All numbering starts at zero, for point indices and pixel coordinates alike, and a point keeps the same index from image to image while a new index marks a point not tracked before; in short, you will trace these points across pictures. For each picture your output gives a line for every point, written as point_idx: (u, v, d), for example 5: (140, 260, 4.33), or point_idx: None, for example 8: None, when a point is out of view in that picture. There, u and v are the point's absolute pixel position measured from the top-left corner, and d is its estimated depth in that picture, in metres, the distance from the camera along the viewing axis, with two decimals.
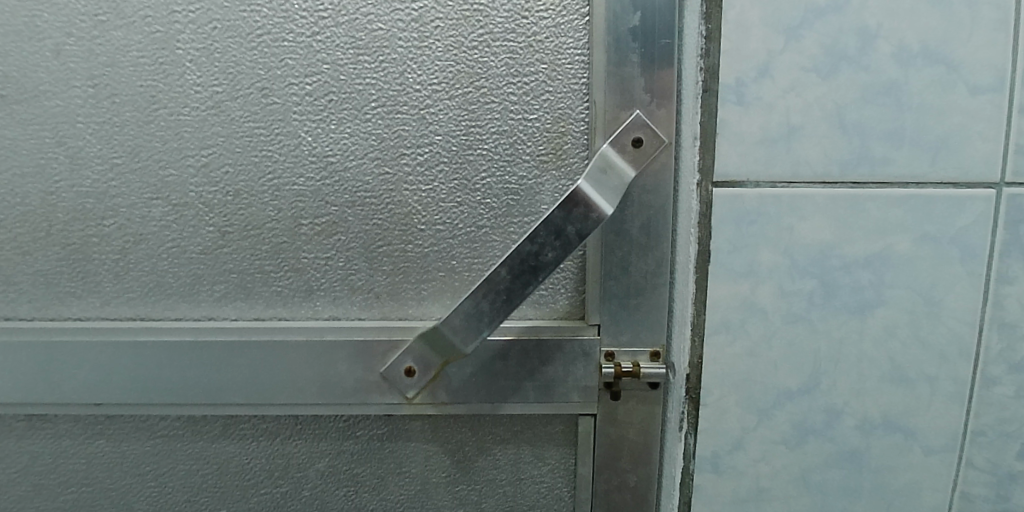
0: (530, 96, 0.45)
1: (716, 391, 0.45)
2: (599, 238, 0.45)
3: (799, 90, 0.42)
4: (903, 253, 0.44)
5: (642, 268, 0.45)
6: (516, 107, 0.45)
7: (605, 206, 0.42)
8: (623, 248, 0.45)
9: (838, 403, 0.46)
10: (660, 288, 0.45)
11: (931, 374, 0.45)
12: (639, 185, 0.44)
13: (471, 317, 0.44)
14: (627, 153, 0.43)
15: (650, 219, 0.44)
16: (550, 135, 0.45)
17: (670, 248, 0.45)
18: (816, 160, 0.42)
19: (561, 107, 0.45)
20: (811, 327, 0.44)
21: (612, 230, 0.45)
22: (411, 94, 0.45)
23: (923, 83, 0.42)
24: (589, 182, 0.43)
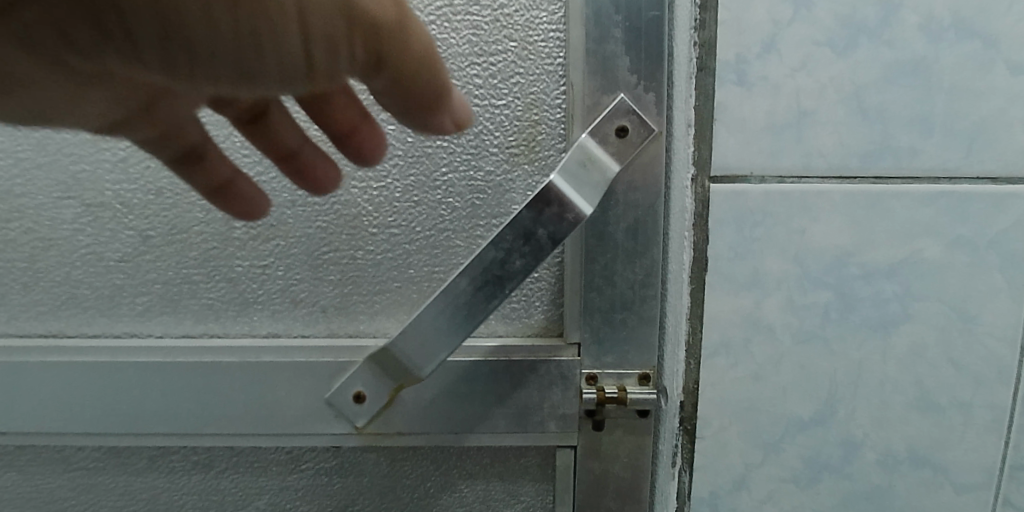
0: (497, 79, 0.39)
1: (715, 423, 0.39)
2: (579, 243, 0.39)
3: (810, 69, 0.35)
4: (933, 259, 0.37)
5: (629, 277, 0.39)
6: (482, 92, 0.39)
7: (583, 205, 0.36)
8: (605, 253, 0.38)
9: (856, 434, 0.39)
10: (650, 301, 0.39)
11: (963, 400, 0.39)
12: (624, 182, 0.38)
13: (429, 336, 0.37)
14: (610, 144, 0.37)
15: (637, 222, 0.38)
16: (520, 123, 0.39)
17: (662, 255, 0.38)
18: (831, 152, 0.36)
19: (534, 91, 0.39)
20: (826, 347, 0.38)
21: (593, 234, 0.38)
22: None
23: (956, 61, 0.36)
24: (564, 177, 0.36)
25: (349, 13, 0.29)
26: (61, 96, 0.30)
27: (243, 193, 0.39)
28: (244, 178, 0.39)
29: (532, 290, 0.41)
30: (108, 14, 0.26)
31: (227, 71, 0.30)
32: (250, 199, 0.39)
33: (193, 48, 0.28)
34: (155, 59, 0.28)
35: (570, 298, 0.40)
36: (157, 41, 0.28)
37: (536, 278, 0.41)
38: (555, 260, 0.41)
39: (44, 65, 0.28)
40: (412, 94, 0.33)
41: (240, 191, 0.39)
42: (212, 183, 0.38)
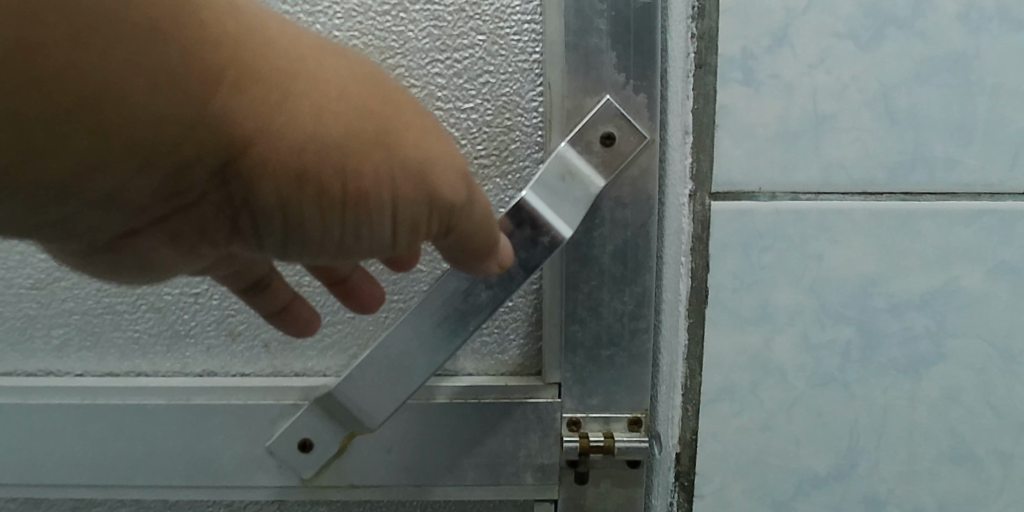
0: (461, 79, 0.34)
1: (717, 478, 0.33)
2: (559, 268, 0.33)
3: (830, 65, 0.30)
4: (972, 289, 0.32)
5: (616, 309, 0.33)
6: (445, 94, 0.34)
7: (560, 227, 0.30)
8: (589, 280, 0.33)
9: (880, 491, 0.34)
10: (641, 337, 0.33)
11: (1007, 452, 0.33)
12: (611, 197, 0.32)
13: (385, 382, 0.32)
14: (594, 153, 0.31)
15: (626, 243, 0.32)
16: (490, 130, 0.34)
17: (655, 282, 0.33)
18: (854, 164, 0.30)
19: (506, 93, 0.33)
20: (845, 391, 0.33)
21: (575, 258, 0.33)
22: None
23: (1002, 55, 0.30)
24: (538, 193, 0.30)
25: (434, 201, 0.25)
26: (186, 264, 0.28)
27: (299, 316, 0.34)
28: (301, 298, 0.35)
29: (507, 321, 0.36)
30: (240, 215, 0.24)
31: (325, 257, 0.27)
32: (304, 317, 0.34)
33: (293, 238, 0.25)
34: (276, 247, 0.26)
35: (549, 332, 0.34)
36: (268, 233, 0.25)
37: (511, 307, 0.36)
38: (532, 287, 0.35)
39: (186, 248, 0.26)
40: (495, 254, 0.29)
41: (297, 315, 0.34)
42: (272, 309, 0.33)
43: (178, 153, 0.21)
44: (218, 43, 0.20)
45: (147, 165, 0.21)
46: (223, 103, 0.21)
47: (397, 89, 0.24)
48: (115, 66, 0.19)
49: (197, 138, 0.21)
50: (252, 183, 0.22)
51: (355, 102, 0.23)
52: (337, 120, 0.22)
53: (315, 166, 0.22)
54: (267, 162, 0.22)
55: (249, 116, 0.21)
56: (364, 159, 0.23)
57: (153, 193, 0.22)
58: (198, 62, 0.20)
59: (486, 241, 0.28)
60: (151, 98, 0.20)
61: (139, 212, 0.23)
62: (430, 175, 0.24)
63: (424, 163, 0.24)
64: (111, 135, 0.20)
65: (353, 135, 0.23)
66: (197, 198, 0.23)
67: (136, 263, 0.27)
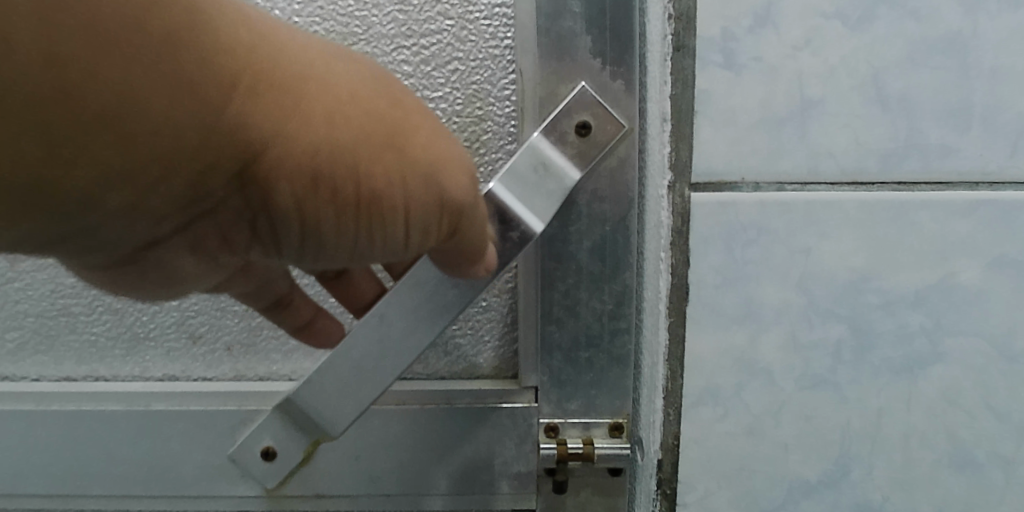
0: (428, 66, 0.32)
1: (701, 487, 0.32)
2: (532, 262, 0.31)
3: (817, 46, 0.28)
4: (969, 284, 0.30)
5: (596, 307, 0.31)
6: (411, 83, 0.32)
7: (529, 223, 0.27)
8: (566, 277, 0.31)
9: (875, 499, 0.32)
10: (624, 337, 0.31)
11: (1008, 456, 0.32)
12: (587, 188, 0.30)
13: (347, 387, 0.30)
14: (568, 144, 0.28)
15: (605, 236, 0.30)
16: (460, 120, 0.32)
17: (637, 279, 0.30)
18: (843, 151, 0.29)
19: (477, 80, 0.32)
20: (838, 394, 0.31)
21: (550, 252, 0.30)
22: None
23: (999, 36, 0.28)
24: (505, 184, 0.27)
25: (445, 204, 0.24)
26: (204, 274, 0.28)
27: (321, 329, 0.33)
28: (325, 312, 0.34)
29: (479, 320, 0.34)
30: (258, 221, 0.23)
31: (338, 260, 0.25)
32: (330, 331, 0.33)
33: (308, 242, 0.24)
34: (291, 251, 0.25)
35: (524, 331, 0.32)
36: (284, 236, 0.24)
37: (483, 306, 0.33)
38: (505, 286, 0.33)
39: (206, 255, 0.25)
40: (483, 252, 0.27)
41: (322, 328, 0.33)
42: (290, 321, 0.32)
43: (197, 163, 0.20)
44: (232, 52, 0.19)
45: (169, 173, 0.20)
46: (238, 108, 0.20)
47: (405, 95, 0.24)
48: (125, 73, 0.18)
49: (216, 144, 0.20)
50: (266, 188, 0.22)
51: (365, 104, 0.22)
52: (348, 123, 0.21)
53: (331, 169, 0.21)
54: (280, 166, 0.21)
55: (264, 122, 0.20)
56: (377, 161, 0.22)
57: (175, 201, 0.21)
58: (212, 73, 0.19)
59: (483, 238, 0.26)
60: (162, 108, 0.19)
61: (160, 222, 0.22)
62: (443, 178, 0.23)
63: (438, 165, 0.23)
64: (132, 143, 0.19)
65: (364, 136, 0.22)
66: (217, 204, 0.22)
67: (158, 271, 0.26)
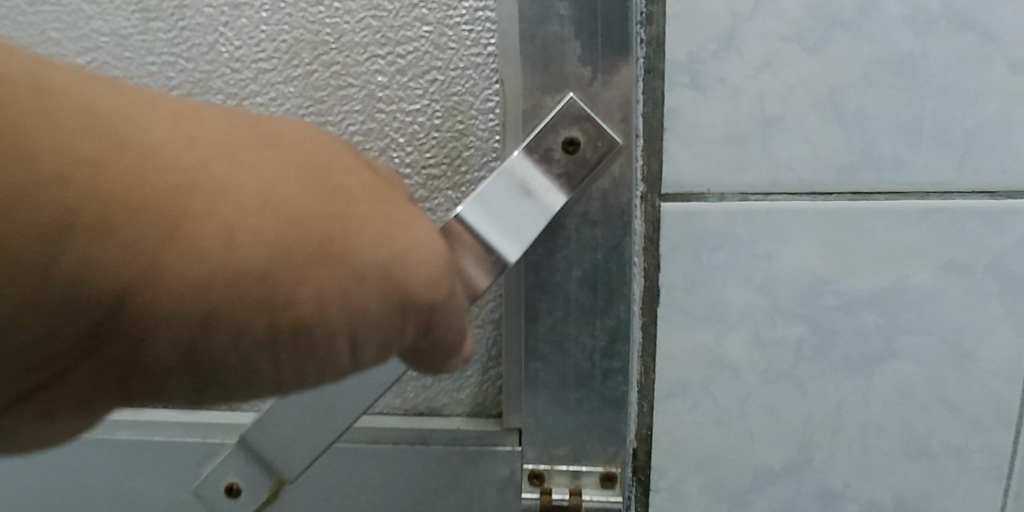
0: (404, 76, 0.33)
1: (672, 474, 0.34)
2: (518, 290, 0.32)
3: (777, 68, 0.30)
4: (921, 287, 0.32)
5: (576, 335, 0.32)
6: (388, 94, 0.33)
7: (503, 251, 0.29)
8: (545, 304, 0.31)
9: (835, 485, 0.34)
10: (609, 369, 0.32)
11: (959, 446, 0.34)
12: (571, 218, 0.30)
13: (304, 430, 0.31)
14: (556, 161, 0.29)
15: (584, 271, 0.31)
16: (439, 133, 0.34)
17: (620, 314, 0.31)
18: (802, 164, 0.31)
19: (457, 92, 0.33)
20: (799, 387, 0.33)
21: (531, 280, 0.31)
22: (226, 77, 0.34)
23: (947, 57, 0.31)
24: (475, 208, 0.29)
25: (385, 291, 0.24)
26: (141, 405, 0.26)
27: None
28: None
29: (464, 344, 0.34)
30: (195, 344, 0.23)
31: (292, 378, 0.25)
32: None
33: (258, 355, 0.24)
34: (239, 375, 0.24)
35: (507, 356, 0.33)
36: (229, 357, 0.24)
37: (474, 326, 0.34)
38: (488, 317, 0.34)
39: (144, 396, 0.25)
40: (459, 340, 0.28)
41: None
42: None
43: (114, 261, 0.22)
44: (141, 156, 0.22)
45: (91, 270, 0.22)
46: (178, 235, 0.22)
47: (362, 187, 0.25)
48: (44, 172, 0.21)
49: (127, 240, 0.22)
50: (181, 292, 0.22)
51: (283, 199, 0.23)
52: (276, 237, 0.23)
53: (267, 289, 0.23)
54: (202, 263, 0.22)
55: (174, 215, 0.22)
56: (312, 278, 0.23)
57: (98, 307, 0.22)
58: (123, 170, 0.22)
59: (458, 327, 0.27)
60: (115, 241, 0.22)
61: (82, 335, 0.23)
62: (373, 268, 0.24)
63: (387, 269, 0.24)
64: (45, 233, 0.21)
65: (284, 230, 0.23)
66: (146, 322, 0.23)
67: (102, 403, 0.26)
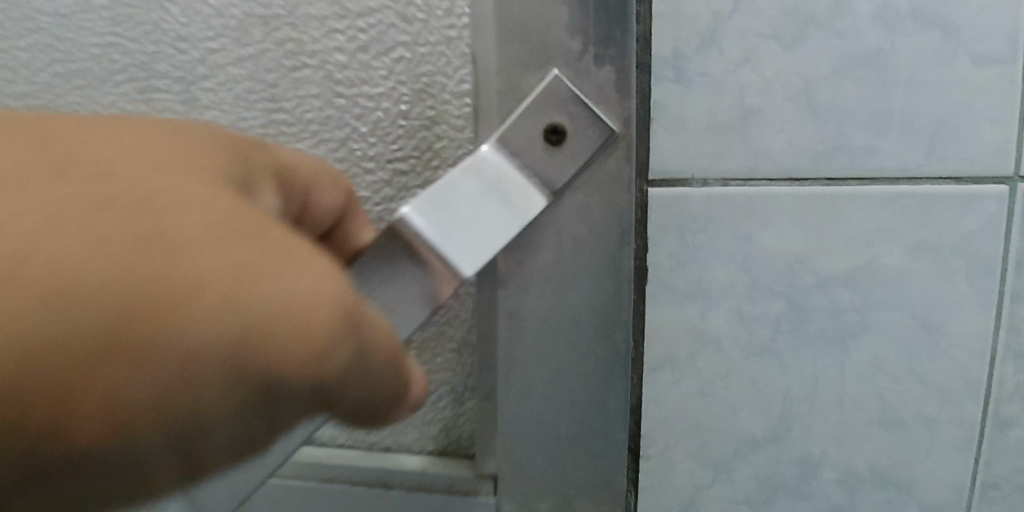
0: (366, 54, 0.30)
1: (661, 441, 0.37)
2: (489, 298, 0.29)
3: (756, 63, 0.33)
4: (892, 266, 0.35)
5: (568, 364, 0.29)
6: (348, 75, 0.30)
7: (457, 261, 0.27)
8: (529, 327, 0.29)
9: (814, 453, 0.37)
10: (602, 398, 0.29)
11: (930, 416, 0.37)
12: (546, 221, 0.28)
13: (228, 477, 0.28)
14: (538, 150, 0.27)
15: (569, 287, 0.29)
16: (406, 123, 0.30)
17: (617, 339, 0.29)
18: (779, 152, 0.33)
19: (427, 72, 0.29)
20: (779, 361, 0.36)
21: (505, 306, 0.29)
22: (171, 59, 0.32)
23: (913, 52, 0.33)
24: (426, 209, 0.27)
25: (230, 334, 0.18)
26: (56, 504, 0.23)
27: None
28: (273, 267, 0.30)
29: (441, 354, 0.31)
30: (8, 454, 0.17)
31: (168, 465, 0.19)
32: None
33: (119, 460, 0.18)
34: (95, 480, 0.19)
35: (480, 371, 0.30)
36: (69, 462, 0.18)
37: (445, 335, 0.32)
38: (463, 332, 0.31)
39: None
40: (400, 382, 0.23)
41: None
42: None
43: None
44: None
45: None
46: None
47: (180, 217, 0.18)
48: None
49: None
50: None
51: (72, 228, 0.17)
52: (67, 317, 0.17)
53: (56, 379, 0.17)
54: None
55: None
56: (130, 335, 0.17)
57: None
58: None
59: (393, 379, 0.22)
60: None
61: None
62: (202, 301, 0.18)
63: (229, 312, 0.18)
64: None
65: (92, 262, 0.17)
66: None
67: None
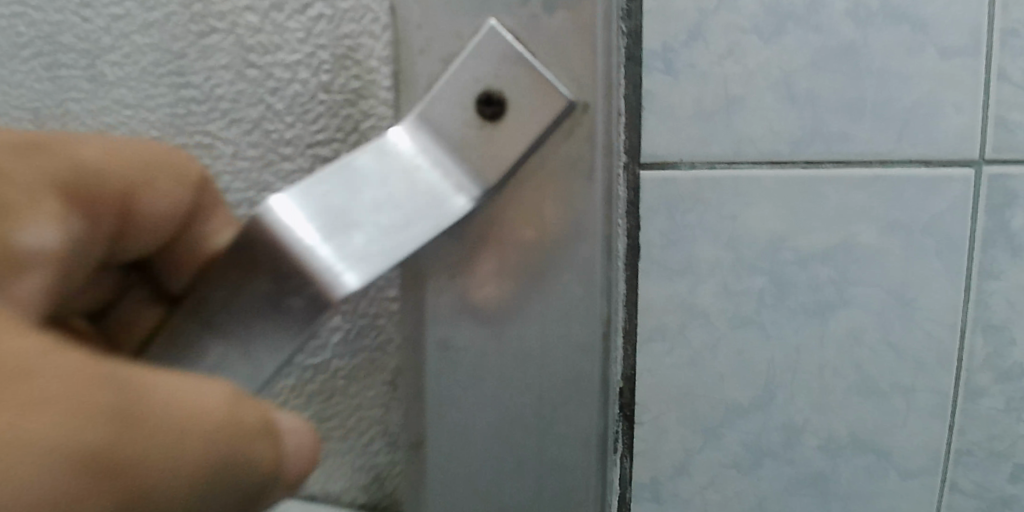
0: (280, 13, 0.24)
1: (653, 409, 0.39)
2: (417, 320, 0.22)
3: (739, 56, 0.36)
4: (868, 244, 0.37)
5: (514, 408, 0.23)
6: (261, 39, 0.24)
7: (335, 270, 0.20)
8: (466, 358, 0.22)
9: (797, 420, 0.39)
10: (570, 450, 0.23)
11: (906, 386, 0.39)
12: (484, 223, 0.22)
13: None
14: (469, 124, 0.21)
15: (507, 311, 0.22)
16: (325, 97, 0.24)
17: (572, 368, 0.22)
18: (761, 137, 0.36)
19: (351, 33, 0.23)
20: (763, 332, 0.38)
21: (433, 334, 0.22)
22: (75, 28, 0.27)
23: (884, 45, 0.36)
24: (297, 201, 0.21)
25: None
26: None
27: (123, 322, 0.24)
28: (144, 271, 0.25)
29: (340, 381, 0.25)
30: None
31: None
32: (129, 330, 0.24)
33: None
34: None
35: (406, 412, 0.23)
36: None
37: (375, 340, 0.25)
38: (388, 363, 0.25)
39: None
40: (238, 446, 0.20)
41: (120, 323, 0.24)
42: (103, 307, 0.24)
43: None
44: None
45: None
46: None
47: None
48: None
49: None
50: None
51: None
52: None
53: None
54: None
55: None
56: None
57: None
58: None
59: (197, 447, 0.18)
60: None
61: None
62: None
63: None
64: None
65: None
66: None
67: None
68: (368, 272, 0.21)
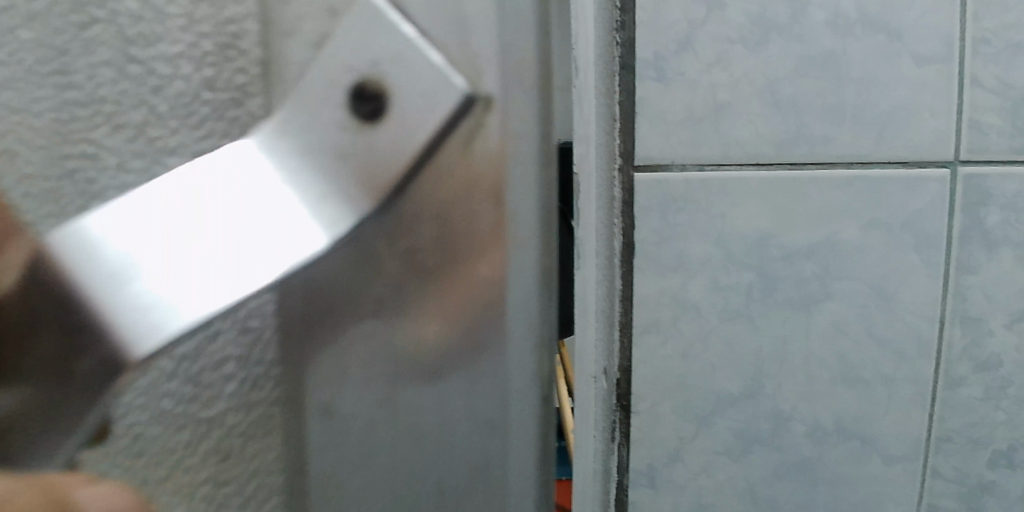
0: None
1: (649, 399, 0.41)
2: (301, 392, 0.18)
3: (726, 64, 0.38)
4: (850, 240, 0.40)
5: (416, 472, 0.18)
6: None
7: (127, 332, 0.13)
8: (352, 434, 0.18)
9: (785, 408, 0.41)
10: None
11: (888, 375, 0.41)
12: (381, 238, 0.17)
13: None
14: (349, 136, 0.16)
15: (397, 370, 0.17)
16: (211, 97, 0.17)
17: (481, 446, 0.17)
18: (747, 141, 0.38)
19: None
20: (751, 325, 0.40)
21: (319, 404, 0.18)
22: None
23: (863, 53, 0.38)
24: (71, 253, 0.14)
25: None
26: None
27: None
28: None
29: (200, 390, 0.17)
30: None
31: None
32: None
33: None
34: None
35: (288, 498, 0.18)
36: None
37: (251, 371, 0.18)
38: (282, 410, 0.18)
39: None
40: None
41: None
42: None
43: None
44: None
45: None
46: None
47: None
48: None
49: None
50: None
51: None
52: None
53: None
54: None
55: None
56: None
57: None
58: None
59: None
60: None
61: None
62: None
63: None
64: None
65: None
66: None
67: None
68: (208, 304, 0.14)
